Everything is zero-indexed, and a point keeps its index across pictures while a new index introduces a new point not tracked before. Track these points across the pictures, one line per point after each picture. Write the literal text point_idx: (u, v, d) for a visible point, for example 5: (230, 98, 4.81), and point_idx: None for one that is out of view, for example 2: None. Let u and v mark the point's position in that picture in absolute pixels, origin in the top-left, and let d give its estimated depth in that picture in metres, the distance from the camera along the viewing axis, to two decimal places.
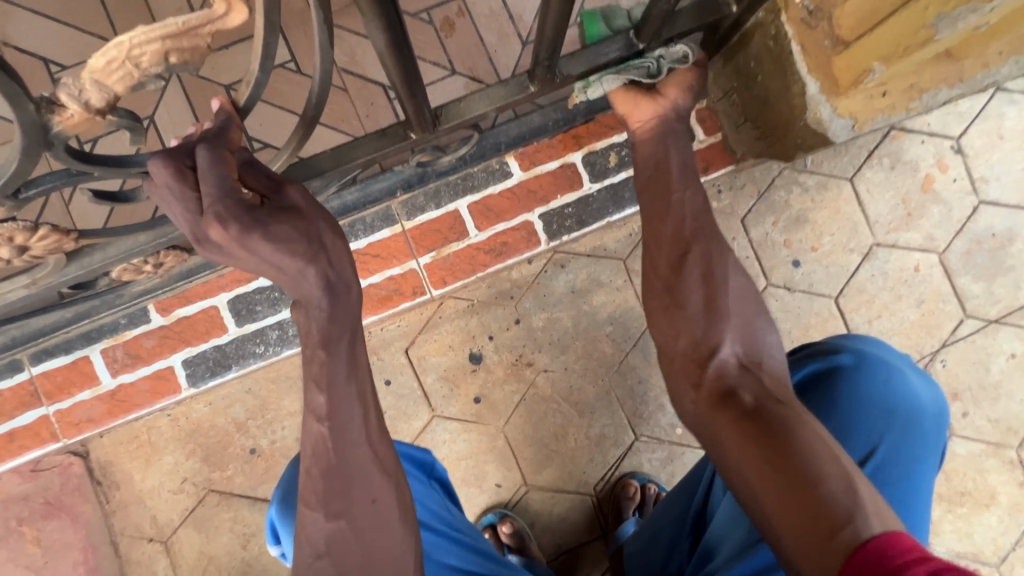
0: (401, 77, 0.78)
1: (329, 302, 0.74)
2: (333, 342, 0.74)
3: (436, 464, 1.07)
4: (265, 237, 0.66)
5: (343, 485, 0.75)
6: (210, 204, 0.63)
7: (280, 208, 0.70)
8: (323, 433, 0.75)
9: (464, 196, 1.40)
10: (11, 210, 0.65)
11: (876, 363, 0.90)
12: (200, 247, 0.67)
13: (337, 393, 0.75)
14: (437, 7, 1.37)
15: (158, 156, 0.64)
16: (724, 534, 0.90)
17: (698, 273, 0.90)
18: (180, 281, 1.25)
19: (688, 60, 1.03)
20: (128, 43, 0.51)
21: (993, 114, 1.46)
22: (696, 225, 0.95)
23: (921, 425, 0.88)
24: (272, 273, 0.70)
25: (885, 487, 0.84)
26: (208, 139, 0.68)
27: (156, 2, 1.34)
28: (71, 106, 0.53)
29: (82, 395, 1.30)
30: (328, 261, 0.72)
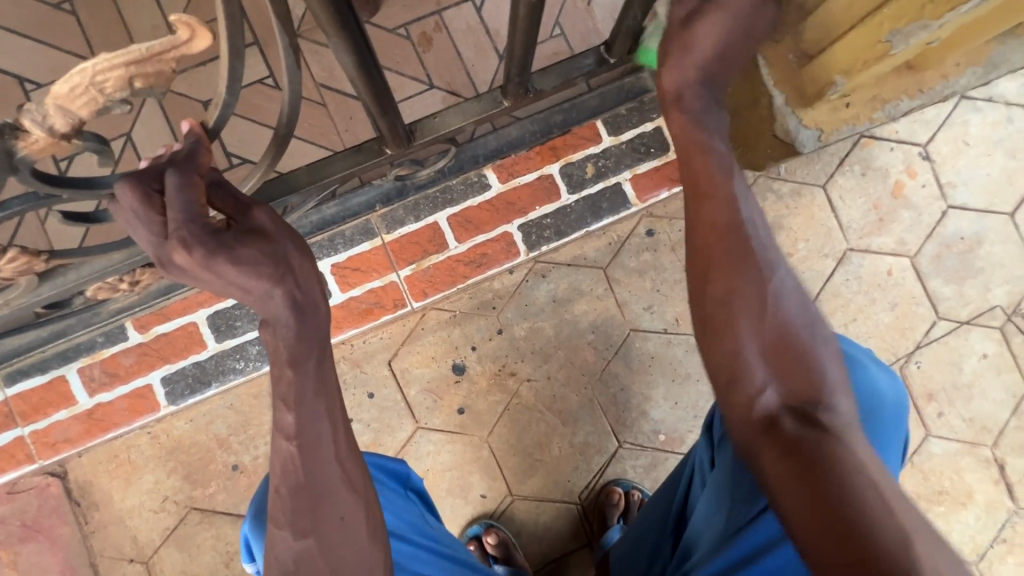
0: (371, 94, 0.78)
1: (296, 321, 0.74)
2: (300, 361, 0.75)
3: (412, 476, 1.08)
4: (230, 262, 0.68)
5: (311, 504, 0.75)
6: (175, 229, 0.65)
7: (246, 231, 0.71)
8: (292, 452, 0.75)
9: (444, 208, 1.41)
10: None
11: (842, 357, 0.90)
12: (166, 268, 0.69)
13: (306, 410, 0.76)
14: (414, 22, 1.39)
15: (125, 180, 0.65)
16: (701, 530, 0.91)
17: (750, 298, 0.78)
18: (159, 297, 1.25)
19: None
20: (91, 69, 0.51)
21: (958, 120, 1.50)
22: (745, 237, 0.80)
23: (880, 415, 0.87)
24: (239, 294, 0.71)
25: None
26: (176, 164, 0.68)
27: (133, 20, 1.35)
28: (35, 131, 0.53)
29: (57, 415, 1.27)
30: (295, 281, 0.73)
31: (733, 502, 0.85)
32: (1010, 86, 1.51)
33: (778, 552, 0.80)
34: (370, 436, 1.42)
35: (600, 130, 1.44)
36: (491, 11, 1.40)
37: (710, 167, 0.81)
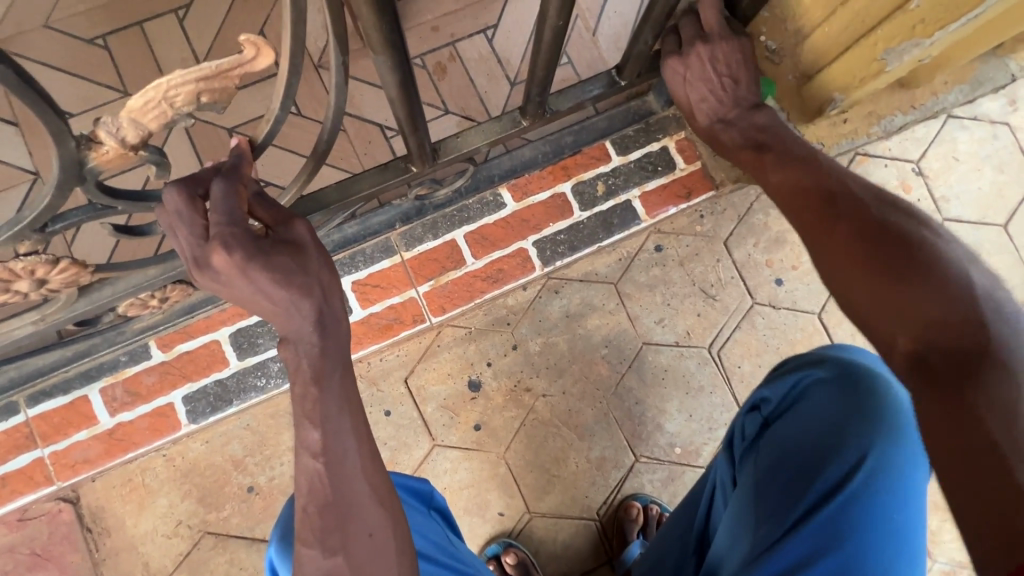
0: (407, 113, 0.85)
1: (319, 337, 0.72)
2: (325, 377, 0.72)
3: (435, 494, 1.07)
4: (265, 268, 0.67)
5: (340, 521, 0.70)
6: (217, 231, 0.66)
7: (281, 241, 0.72)
8: (319, 470, 0.70)
9: (460, 225, 1.46)
10: (36, 244, 0.69)
11: (863, 371, 0.83)
12: (197, 274, 0.68)
13: (332, 426, 0.71)
14: (430, 53, 1.46)
15: (174, 184, 0.68)
16: (724, 552, 0.86)
17: (835, 221, 0.74)
18: (182, 316, 1.27)
19: None
20: (165, 84, 0.55)
21: (947, 138, 1.58)
22: (815, 179, 0.82)
23: (906, 431, 0.78)
24: (264, 304, 0.69)
25: (877, 494, 0.75)
26: (222, 174, 0.72)
27: (163, 54, 1.42)
28: (108, 142, 0.58)
29: (79, 435, 1.27)
30: (323, 295, 0.73)
31: (759, 519, 0.81)
32: (993, 106, 1.59)
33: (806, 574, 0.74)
34: (387, 455, 1.42)
35: (609, 150, 1.50)
36: (502, 42, 1.48)
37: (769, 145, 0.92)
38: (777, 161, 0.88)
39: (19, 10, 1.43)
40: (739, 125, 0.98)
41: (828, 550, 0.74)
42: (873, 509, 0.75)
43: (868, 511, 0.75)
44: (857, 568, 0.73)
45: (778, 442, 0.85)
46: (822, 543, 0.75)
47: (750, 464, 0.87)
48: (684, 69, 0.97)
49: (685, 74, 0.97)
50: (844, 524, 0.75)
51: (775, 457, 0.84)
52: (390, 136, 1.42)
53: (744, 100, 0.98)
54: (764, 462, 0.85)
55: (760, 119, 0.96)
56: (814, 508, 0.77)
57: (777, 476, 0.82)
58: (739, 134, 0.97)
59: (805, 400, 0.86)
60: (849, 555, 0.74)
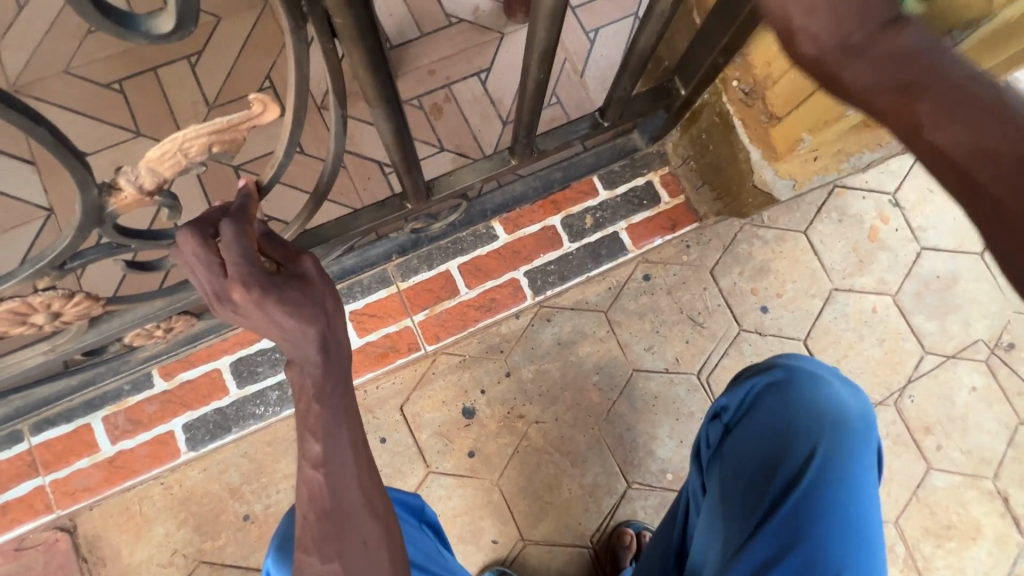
0: (402, 156, 0.91)
1: (322, 359, 0.75)
2: (326, 395, 0.74)
3: (426, 508, 1.10)
4: (279, 301, 0.72)
5: (338, 529, 0.73)
6: (235, 270, 0.71)
7: (293, 276, 0.76)
8: (319, 480, 0.73)
9: (455, 257, 1.51)
10: (54, 279, 0.74)
11: (806, 375, 0.88)
12: (216, 307, 0.73)
13: (331, 440, 0.74)
14: (426, 95, 1.55)
15: (190, 227, 0.73)
16: (700, 559, 0.89)
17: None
18: (185, 345, 1.30)
19: None
20: (181, 137, 0.62)
21: (921, 171, 1.67)
22: (1018, 141, 0.39)
23: (848, 427, 0.84)
24: (276, 335, 0.73)
25: (828, 488, 0.81)
26: (231, 216, 0.77)
27: (175, 97, 1.51)
28: (127, 189, 0.64)
29: (79, 463, 1.27)
30: (329, 323, 0.76)
31: (726, 525, 0.85)
32: None
33: (772, 573, 0.79)
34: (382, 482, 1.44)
35: (597, 185, 1.57)
36: (495, 84, 1.57)
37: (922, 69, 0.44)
38: (944, 108, 0.42)
39: (41, 57, 1.52)
40: (874, 51, 0.46)
41: (789, 547, 0.80)
42: (828, 505, 0.81)
43: (822, 505, 0.81)
44: (818, 562, 0.78)
45: (738, 449, 0.89)
46: (785, 539, 0.80)
47: (714, 472, 0.91)
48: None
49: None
50: (802, 519, 0.80)
51: (735, 464, 0.88)
52: (388, 172, 1.49)
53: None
54: (726, 469, 0.89)
55: (904, 38, 0.46)
56: (774, 509, 0.82)
57: (739, 482, 0.86)
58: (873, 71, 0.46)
59: (758, 407, 0.90)
60: (810, 550, 0.79)
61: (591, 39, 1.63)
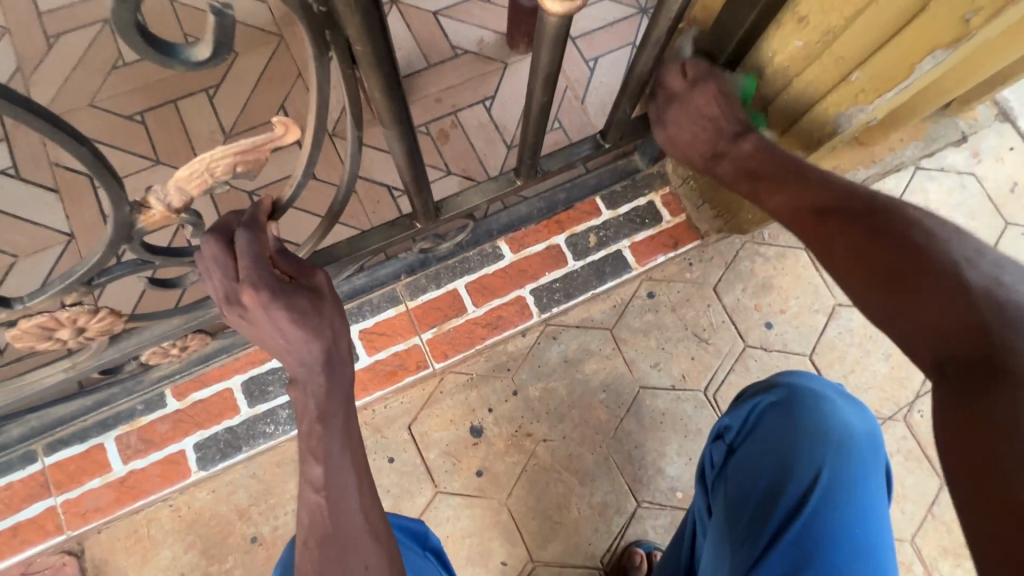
0: (413, 177, 0.95)
1: (326, 377, 0.77)
2: (329, 415, 0.76)
3: (430, 534, 1.05)
4: (286, 307, 0.74)
5: (336, 555, 0.71)
6: (246, 273, 0.74)
7: (302, 286, 0.78)
8: (319, 503, 0.74)
9: (462, 276, 1.54)
10: (81, 295, 0.77)
11: (806, 394, 0.88)
12: (227, 310, 0.76)
13: (333, 462, 0.75)
14: (433, 122, 1.61)
15: (210, 232, 0.76)
16: None
17: (832, 236, 0.76)
18: (198, 365, 1.32)
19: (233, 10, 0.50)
20: (208, 158, 0.65)
21: (919, 188, 1.69)
22: (804, 195, 0.83)
23: (853, 447, 0.84)
24: (281, 342, 0.75)
25: (834, 509, 0.81)
26: (245, 222, 0.78)
27: (194, 128, 1.58)
28: (156, 206, 0.68)
29: (91, 483, 1.28)
30: (333, 338, 0.78)
31: (734, 549, 0.83)
32: (958, 157, 1.72)
33: None
34: (390, 502, 1.44)
35: (599, 205, 1.60)
36: (499, 111, 1.63)
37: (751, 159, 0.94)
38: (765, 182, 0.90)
39: (68, 92, 1.60)
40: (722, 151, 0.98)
41: (799, 571, 0.79)
42: (837, 526, 0.80)
43: (829, 527, 0.80)
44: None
45: (743, 470, 0.89)
46: (794, 563, 0.79)
47: (719, 495, 0.90)
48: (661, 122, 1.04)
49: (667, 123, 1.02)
50: (809, 541, 0.80)
51: (742, 484, 0.87)
52: (396, 196, 1.54)
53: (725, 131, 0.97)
54: (731, 491, 0.88)
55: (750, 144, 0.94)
56: (782, 532, 0.82)
57: (744, 504, 0.85)
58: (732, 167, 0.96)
59: (762, 426, 0.90)
60: (820, 573, 0.78)
61: (590, 67, 1.70)
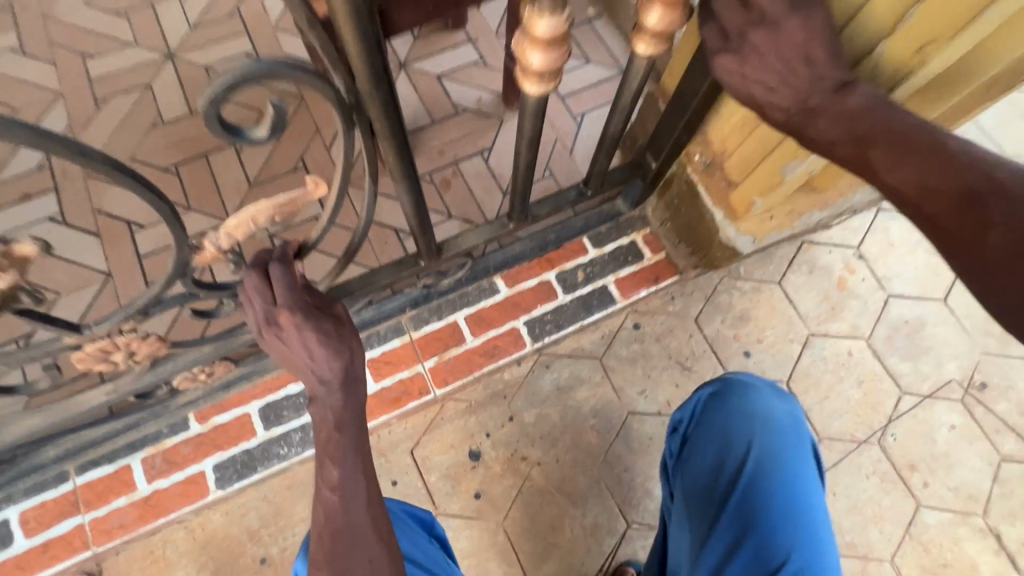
0: (418, 223, 1.12)
1: (343, 392, 0.90)
2: (345, 425, 0.88)
3: (436, 523, 1.17)
4: (314, 328, 0.88)
5: (345, 548, 0.83)
6: (283, 300, 0.89)
7: (325, 312, 0.91)
8: (333, 501, 0.85)
9: (461, 308, 1.68)
10: (136, 323, 0.91)
11: (738, 386, 1.10)
12: (265, 331, 0.90)
13: (347, 466, 0.86)
14: (437, 171, 1.80)
15: (250, 265, 0.92)
16: (679, 550, 1.09)
17: (985, 229, 0.59)
18: (221, 391, 1.43)
19: (283, 110, 0.67)
20: (253, 210, 0.81)
21: (881, 227, 1.85)
22: (943, 172, 0.62)
23: (773, 423, 1.07)
24: (306, 359, 0.88)
25: (767, 478, 1.03)
26: (278, 258, 0.93)
27: (223, 177, 1.76)
28: (209, 248, 0.83)
29: (117, 502, 1.38)
30: (351, 358, 0.90)
31: (695, 520, 1.05)
32: None
33: (735, 556, 0.99)
34: None
35: (586, 244, 1.75)
36: (496, 160, 1.82)
37: (863, 121, 0.69)
38: (887, 152, 0.66)
39: (113, 148, 1.80)
40: (826, 111, 0.72)
41: (747, 531, 1.00)
42: (769, 495, 1.02)
43: (765, 492, 1.02)
44: (769, 545, 0.99)
45: (695, 456, 1.09)
46: (742, 524, 1.01)
47: (677, 482, 1.10)
48: (738, 61, 0.76)
49: (742, 71, 0.76)
50: (751, 505, 1.02)
51: (695, 467, 1.09)
52: (402, 237, 1.70)
53: (825, 82, 0.72)
54: (688, 478, 1.09)
55: (851, 99, 0.71)
56: (727, 507, 1.03)
57: (700, 484, 1.07)
58: (831, 123, 0.71)
59: (705, 421, 1.10)
60: (763, 530, 1.00)
61: (577, 122, 1.89)
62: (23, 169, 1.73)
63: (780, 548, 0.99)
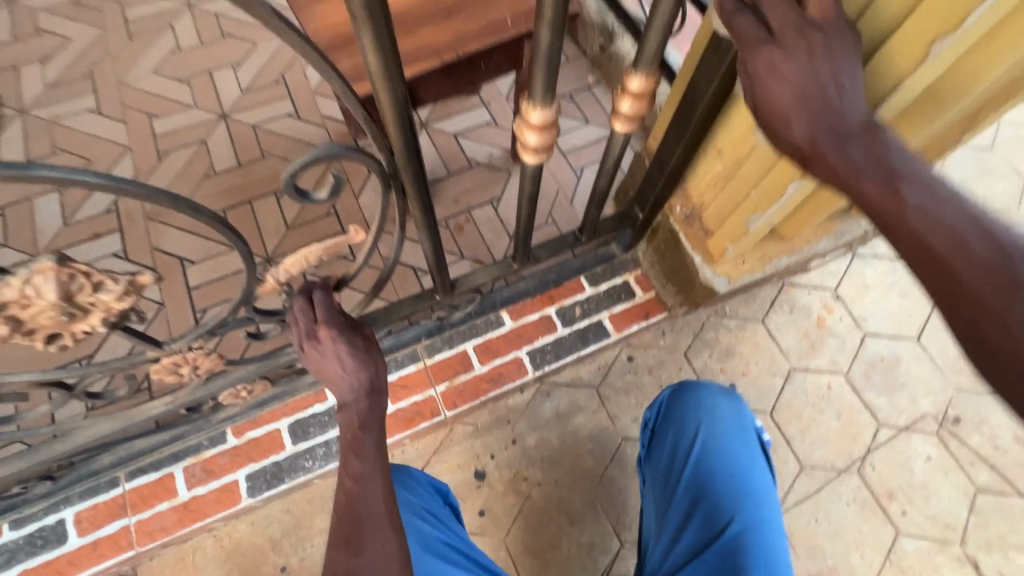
0: (436, 263, 1.33)
1: (369, 398, 1.07)
2: (368, 426, 1.05)
3: (450, 493, 1.40)
4: (347, 343, 1.07)
5: (361, 530, 0.95)
6: (323, 318, 1.09)
7: (356, 331, 1.10)
8: (353, 490, 0.99)
9: (470, 339, 1.86)
10: (204, 341, 1.11)
11: (691, 387, 1.39)
12: (306, 344, 1.09)
13: (367, 461, 1.01)
14: (451, 217, 2.03)
15: (297, 292, 1.11)
16: (651, 521, 1.39)
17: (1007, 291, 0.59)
18: (256, 408, 1.61)
19: (340, 178, 0.88)
20: (305, 251, 1.02)
21: (856, 271, 2.02)
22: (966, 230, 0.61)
23: (719, 414, 1.36)
24: (339, 369, 1.06)
25: (713, 456, 1.32)
26: (319, 285, 1.13)
27: (265, 220, 2.01)
28: (270, 280, 1.04)
29: (160, 506, 1.54)
30: (376, 369, 1.09)
31: (661, 495, 1.35)
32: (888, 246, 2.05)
33: (691, 519, 1.29)
34: None
35: (583, 283, 1.94)
36: (504, 208, 2.05)
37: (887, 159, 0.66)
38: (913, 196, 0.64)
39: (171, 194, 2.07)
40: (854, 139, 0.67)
41: (699, 498, 1.29)
42: (714, 475, 1.30)
43: (711, 468, 1.31)
44: (716, 512, 1.27)
45: (660, 445, 1.39)
46: (694, 493, 1.30)
47: (648, 470, 1.40)
48: (782, 55, 0.67)
49: (785, 65, 0.67)
50: (700, 478, 1.31)
51: (659, 453, 1.38)
52: (420, 275, 1.91)
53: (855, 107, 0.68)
54: (655, 463, 1.38)
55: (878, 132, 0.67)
56: (684, 486, 1.32)
57: (664, 467, 1.36)
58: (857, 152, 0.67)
59: (667, 419, 1.40)
60: (711, 497, 1.29)
61: (577, 174, 2.13)
62: (94, 212, 1.99)
63: (726, 511, 1.27)
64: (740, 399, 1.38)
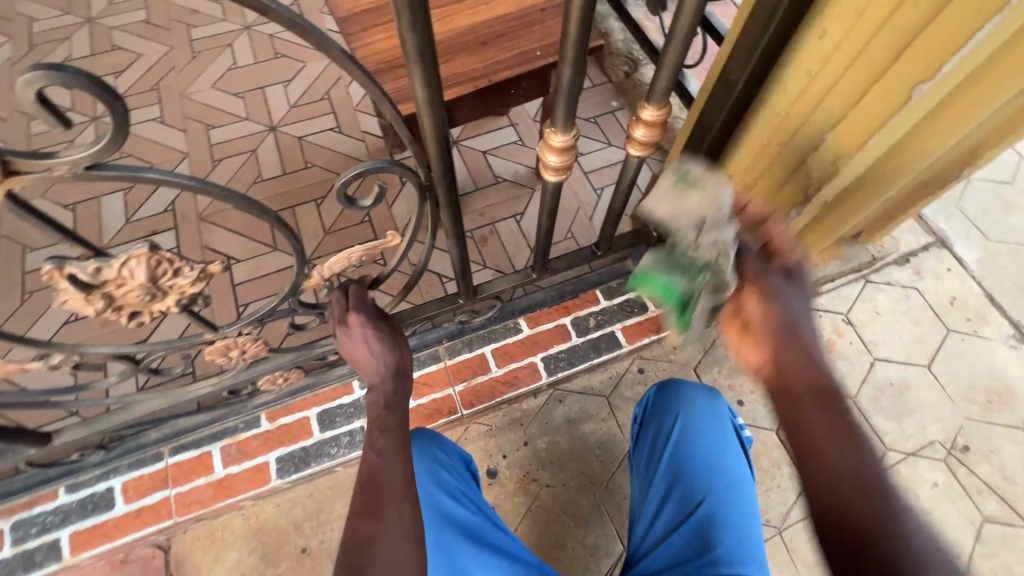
0: (461, 269, 1.45)
1: (393, 381, 1.19)
2: (392, 406, 1.15)
3: (471, 460, 1.47)
4: (375, 329, 1.20)
5: (379, 497, 0.98)
6: (353, 306, 1.23)
7: (382, 319, 1.23)
8: (375, 460, 1.04)
9: (489, 343, 1.97)
10: (254, 328, 1.24)
11: (675, 382, 1.46)
12: (336, 329, 1.22)
13: (389, 436, 1.08)
14: (477, 229, 2.15)
15: (336, 287, 1.27)
16: (637, 507, 1.43)
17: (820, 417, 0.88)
18: (289, 396, 1.75)
19: (384, 189, 1.01)
20: (348, 252, 1.15)
21: (868, 297, 2.06)
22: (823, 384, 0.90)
23: (697, 405, 1.41)
24: (366, 351, 1.19)
25: (691, 443, 1.35)
26: (355, 282, 1.28)
27: (304, 224, 2.17)
28: (315, 275, 1.17)
29: (197, 481, 1.68)
30: (399, 354, 1.21)
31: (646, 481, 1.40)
32: (902, 274, 2.09)
33: (668, 500, 1.32)
34: None
35: (598, 296, 2.04)
36: (526, 222, 2.17)
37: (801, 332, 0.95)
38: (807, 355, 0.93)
39: None
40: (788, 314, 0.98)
41: (676, 481, 1.32)
42: (690, 462, 1.33)
43: (691, 454, 1.34)
44: (692, 494, 1.30)
45: (645, 435, 1.45)
46: (671, 477, 1.34)
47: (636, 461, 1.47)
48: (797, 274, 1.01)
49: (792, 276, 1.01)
50: (678, 462, 1.34)
51: (645, 442, 1.45)
52: (445, 281, 2.04)
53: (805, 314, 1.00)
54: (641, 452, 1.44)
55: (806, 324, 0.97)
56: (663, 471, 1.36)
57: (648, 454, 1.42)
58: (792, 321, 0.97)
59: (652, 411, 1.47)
60: (687, 480, 1.31)
61: (597, 193, 2.24)
62: (153, 211, 2.18)
63: (700, 492, 1.29)
64: (718, 396, 1.44)
